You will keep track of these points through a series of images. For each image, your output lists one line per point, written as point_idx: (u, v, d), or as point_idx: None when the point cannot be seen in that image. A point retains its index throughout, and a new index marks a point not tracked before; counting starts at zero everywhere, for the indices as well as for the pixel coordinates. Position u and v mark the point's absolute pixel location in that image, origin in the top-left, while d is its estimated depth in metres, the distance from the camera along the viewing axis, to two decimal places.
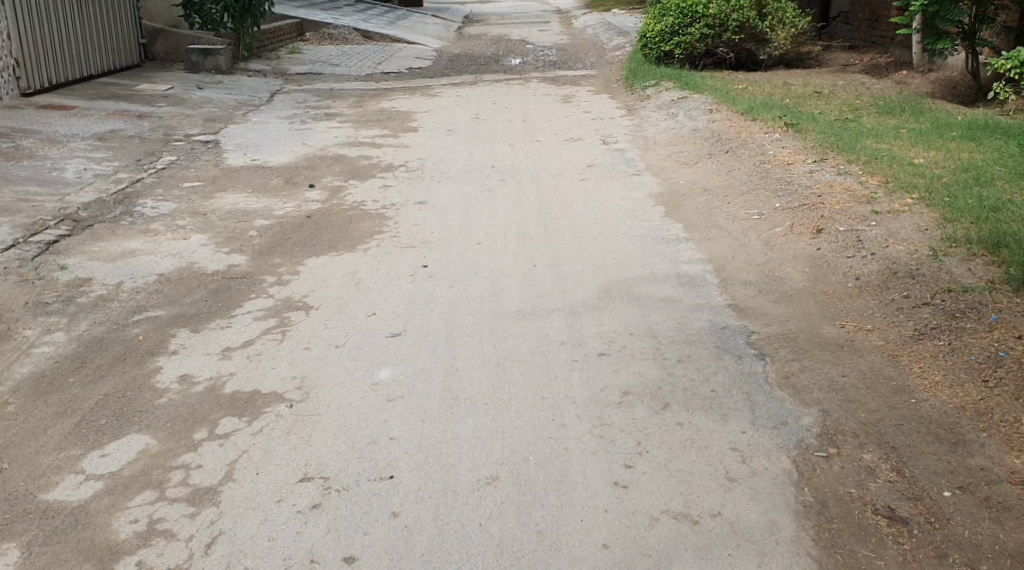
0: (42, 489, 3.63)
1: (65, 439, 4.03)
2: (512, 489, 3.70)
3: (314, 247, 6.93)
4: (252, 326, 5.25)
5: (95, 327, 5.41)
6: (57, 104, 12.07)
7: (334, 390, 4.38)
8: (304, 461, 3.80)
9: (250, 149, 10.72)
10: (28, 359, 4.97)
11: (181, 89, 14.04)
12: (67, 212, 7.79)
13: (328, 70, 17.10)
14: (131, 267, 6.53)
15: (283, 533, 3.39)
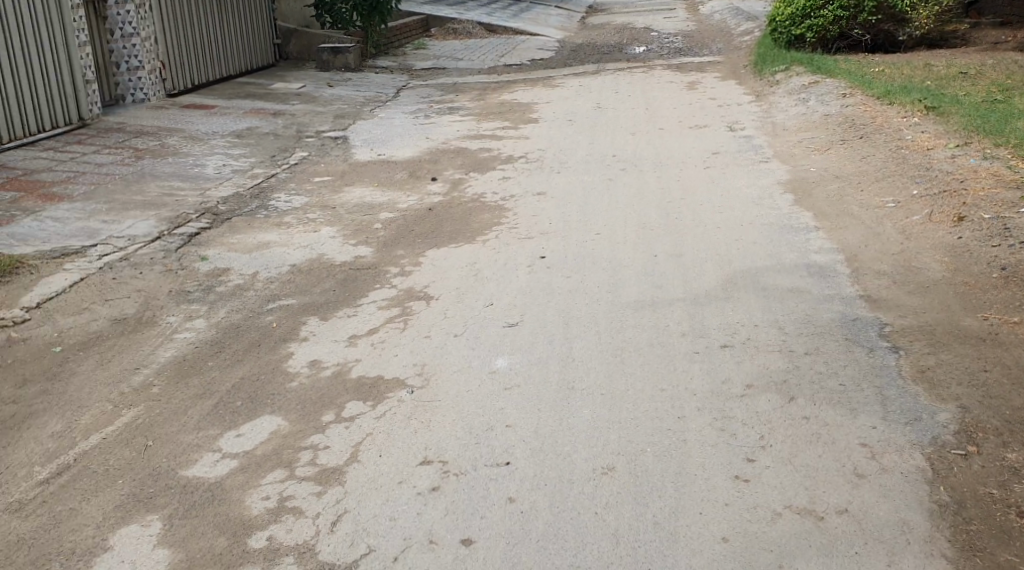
0: (183, 465, 3.87)
1: (204, 420, 4.29)
2: (629, 479, 3.69)
3: (436, 239, 7.10)
4: (376, 315, 5.44)
5: (232, 314, 5.72)
6: (198, 103, 12.73)
7: (454, 377, 4.49)
8: (425, 445, 3.90)
9: (377, 144, 11.03)
10: (172, 344, 5.30)
11: (313, 87, 14.57)
12: (208, 206, 8.23)
13: (453, 64, 17.39)
14: (266, 258, 6.86)
15: (404, 514, 3.48)
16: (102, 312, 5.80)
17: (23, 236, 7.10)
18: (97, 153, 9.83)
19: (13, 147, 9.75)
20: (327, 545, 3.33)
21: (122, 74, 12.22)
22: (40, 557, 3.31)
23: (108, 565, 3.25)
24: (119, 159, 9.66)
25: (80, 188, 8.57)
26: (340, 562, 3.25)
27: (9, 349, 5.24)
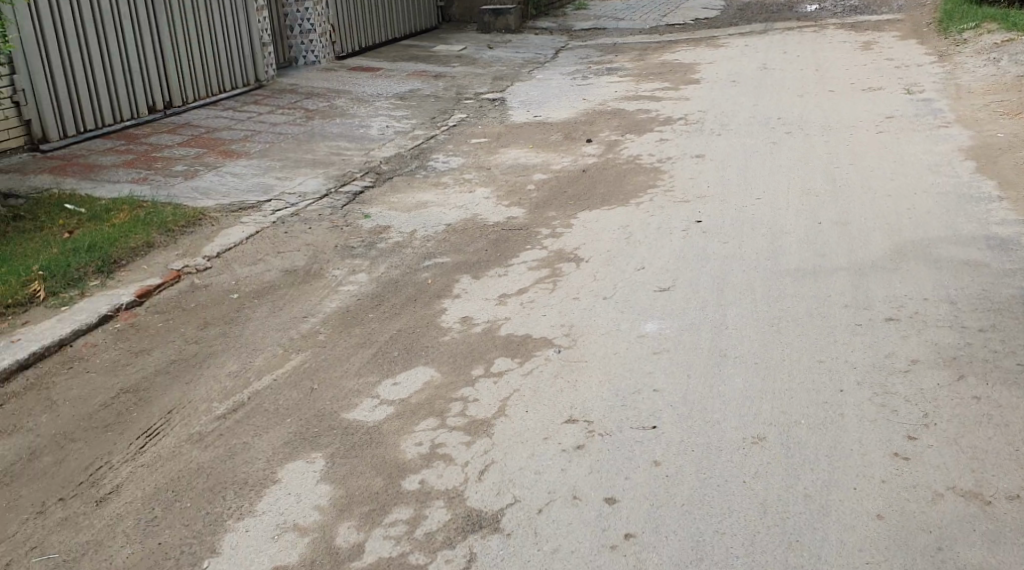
0: (345, 409, 4.11)
1: (364, 368, 4.55)
2: (780, 450, 3.59)
3: (590, 200, 7.15)
4: (526, 275, 5.56)
5: (392, 270, 5.97)
6: (365, 65, 13.17)
7: (603, 339, 4.54)
8: (572, 404, 3.96)
9: (534, 105, 11.13)
10: (337, 296, 5.59)
11: (474, 49, 14.81)
12: (372, 165, 8.57)
13: (614, 25, 17.24)
14: (424, 217, 7.10)
15: (549, 469, 3.55)
16: (274, 263, 6.18)
17: (204, 191, 7.62)
18: (272, 113, 10.37)
19: (197, 106, 10.39)
20: (475, 493, 3.43)
21: (295, 38, 12.77)
22: (216, 484, 3.58)
23: (276, 495, 3.49)
24: (290, 119, 10.15)
25: (256, 146, 9.08)
26: (488, 509, 3.34)
27: (193, 293, 5.67)
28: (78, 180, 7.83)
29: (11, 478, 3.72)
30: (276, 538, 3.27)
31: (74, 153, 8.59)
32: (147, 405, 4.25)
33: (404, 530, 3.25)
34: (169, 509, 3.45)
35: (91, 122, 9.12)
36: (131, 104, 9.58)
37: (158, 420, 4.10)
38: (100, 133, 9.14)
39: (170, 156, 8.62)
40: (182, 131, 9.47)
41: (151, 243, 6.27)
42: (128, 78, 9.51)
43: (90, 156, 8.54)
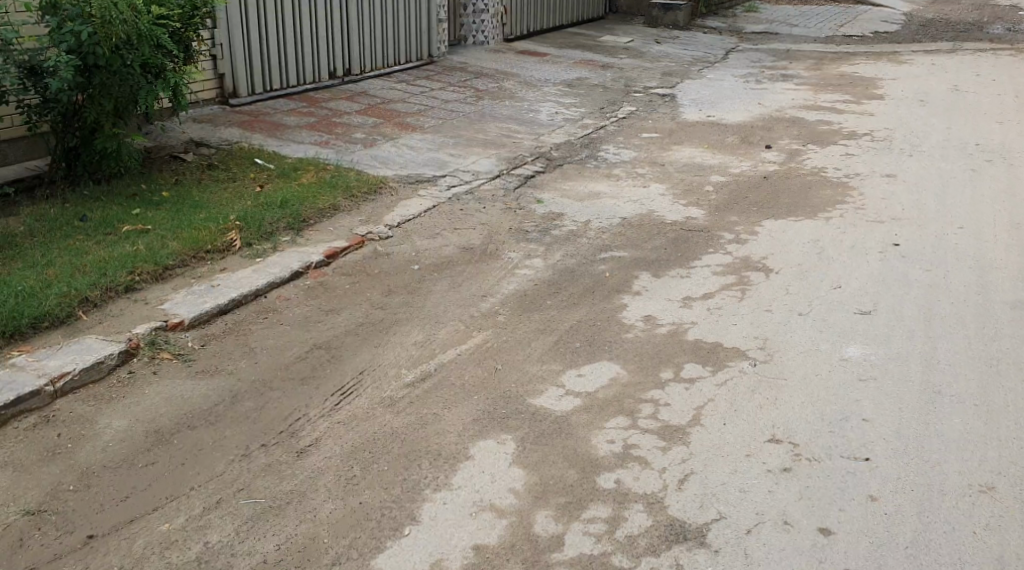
0: (532, 394, 4.19)
1: (547, 354, 4.56)
2: (1013, 504, 3.36)
3: (773, 209, 6.91)
4: (711, 280, 5.41)
5: (567, 258, 5.92)
6: (534, 50, 13.16)
7: (801, 357, 4.37)
8: (773, 423, 3.85)
9: (708, 105, 10.88)
10: (514, 278, 5.60)
11: (643, 42, 14.60)
12: (543, 150, 8.54)
13: (789, 29, 16.73)
14: (598, 208, 7.02)
15: (755, 488, 3.47)
16: (450, 239, 6.22)
17: (382, 159, 7.74)
18: (444, 89, 10.47)
19: (373, 75, 10.60)
20: (676, 502, 3.43)
21: (468, 16, 12.90)
22: (410, 452, 3.82)
23: (469, 471, 3.68)
24: (463, 97, 10.24)
25: (431, 120, 9.18)
26: (691, 521, 3.33)
27: (375, 260, 5.77)
28: (265, 136, 8.00)
29: (215, 418, 4.06)
30: (474, 515, 3.44)
31: (261, 110, 8.84)
32: (339, 364, 4.49)
33: (604, 529, 3.31)
34: (368, 469, 3.72)
35: (277, 82, 9.41)
36: (315, 69, 9.85)
37: (350, 379, 4.37)
38: (284, 94, 9.39)
39: (350, 123, 8.77)
40: (360, 99, 9.66)
41: (335, 205, 6.41)
42: (315, 42, 9.79)
43: (275, 115, 8.77)
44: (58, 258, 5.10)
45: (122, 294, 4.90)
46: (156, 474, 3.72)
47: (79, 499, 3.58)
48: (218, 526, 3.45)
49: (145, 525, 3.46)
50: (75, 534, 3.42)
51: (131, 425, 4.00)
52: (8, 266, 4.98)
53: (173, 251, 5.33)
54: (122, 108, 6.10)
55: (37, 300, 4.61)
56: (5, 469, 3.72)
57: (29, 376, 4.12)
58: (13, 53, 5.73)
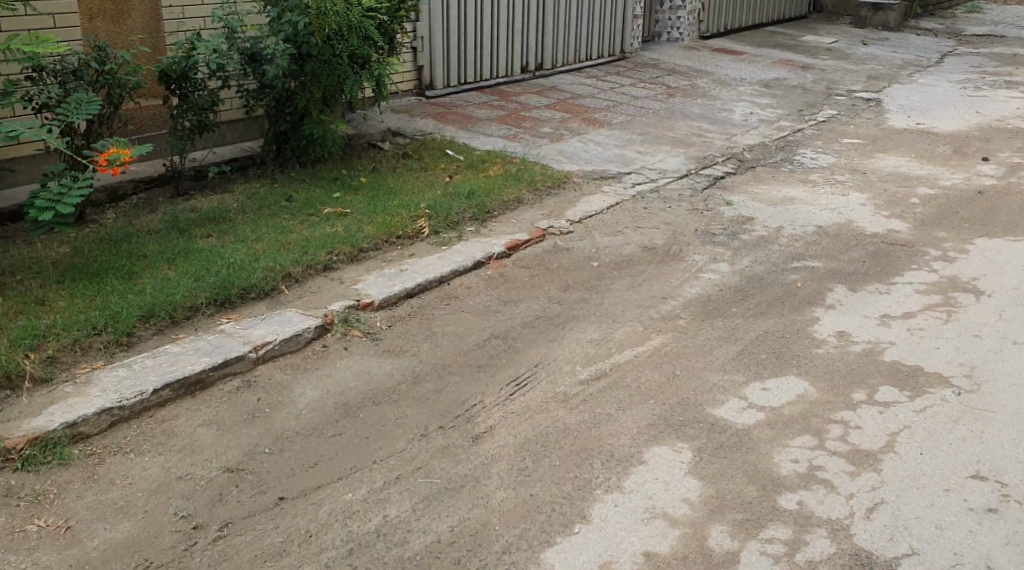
0: (712, 404, 4.13)
1: (729, 363, 4.47)
2: None
3: (986, 227, 6.43)
4: (912, 299, 5.09)
5: (756, 265, 5.72)
6: (730, 48, 12.82)
7: (1012, 391, 4.12)
8: (977, 458, 3.67)
9: (918, 111, 10.25)
10: (697, 282, 5.47)
11: (848, 43, 13.94)
12: (736, 151, 8.29)
13: (1014, 33, 15.53)
14: (791, 214, 6.74)
15: (952, 527, 3.31)
16: (633, 238, 6.15)
17: (570, 154, 7.72)
18: (636, 86, 10.36)
19: (565, 71, 10.64)
20: (863, 531, 3.30)
21: (664, 13, 12.74)
22: (582, 450, 3.86)
23: (642, 476, 3.68)
24: (655, 93, 10.10)
25: (621, 117, 9.11)
26: (878, 553, 3.20)
27: (557, 255, 5.79)
28: (457, 128, 8.16)
29: (397, 396, 4.24)
30: (646, 521, 3.42)
31: (456, 102, 9.03)
32: (516, 354, 4.61)
33: (782, 551, 3.23)
34: (540, 462, 3.80)
35: (471, 75, 9.61)
36: (509, 63, 9.99)
37: (526, 371, 4.47)
38: (477, 87, 9.57)
39: (540, 117, 8.81)
40: (551, 93, 9.71)
41: (520, 198, 6.47)
42: (511, 37, 9.92)
43: (468, 107, 8.94)
44: (265, 235, 5.40)
45: (321, 272, 5.13)
46: (343, 446, 3.91)
47: (274, 462, 3.79)
48: (397, 501, 3.60)
49: (330, 493, 3.64)
50: (268, 494, 3.62)
51: (322, 396, 4.21)
52: (220, 240, 5.32)
53: (367, 234, 5.53)
54: (329, 95, 6.38)
55: (246, 273, 4.89)
56: (209, 427, 3.97)
57: (235, 343, 4.39)
58: (238, 40, 6.13)
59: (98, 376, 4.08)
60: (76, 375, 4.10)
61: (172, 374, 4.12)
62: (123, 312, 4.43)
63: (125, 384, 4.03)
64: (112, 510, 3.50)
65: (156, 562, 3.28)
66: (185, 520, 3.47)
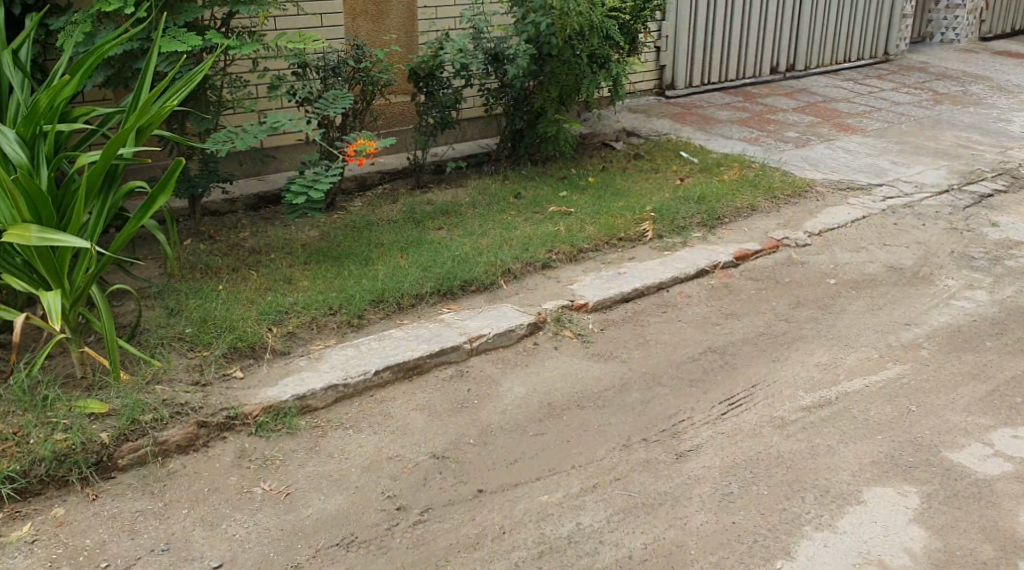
0: (949, 447, 3.76)
1: (975, 404, 4.05)
2: None
3: None
4: None
5: (1019, 296, 5.11)
6: (1014, 51, 11.60)
7: None
8: None
9: None
10: (947, 309, 4.96)
11: None
12: (1008, 166, 7.46)
13: None
14: None
15: None
16: (877, 256, 5.68)
17: (815, 161, 7.26)
18: (898, 90, 9.61)
19: (819, 73, 10.04)
20: None
21: (938, 11, 11.73)
22: (794, 481, 3.61)
23: (859, 517, 3.39)
24: (920, 99, 9.32)
25: (877, 123, 8.47)
26: None
27: (789, 268, 5.45)
28: (695, 129, 7.90)
29: (603, 402, 4.17)
30: (858, 566, 3.16)
31: (697, 102, 8.75)
32: (732, 372, 4.40)
33: None
34: (745, 489, 3.58)
35: (716, 76, 9.29)
36: (758, 63, 9.57)
37: (741, 391, 4.25)
38: (722, 88, 9.24)
39: (786, 121, 8.36)
40: (800, 96, 9.20)
41: (754, 205, 6.15)
42: (762, 37, 9.50)
43: (709, 108, 8.63)
44: (491, 230, 5.47)
45: (540, 270, 5.13)
46: (544, 446, 3.88)
47: (477, 453, 3.81)
48: (591, 510, 3.51)
49: (526, 493, 3.61)
50: (468, 485, 3.64)
51: (529, 393, 4.20)
52: (449, 233, 5.44)
53: (590, 234, 5.46)
54: (566, 94, 6.33)
55: (467, 266, 4.96)
56: (422, 411, 4.03)
57: (452, 332, 4.45)
58: (483, 40, 6.21)
59: (330, 353, 4.22)
60: (311, 350, 4.24)
61: (392, 357, 4.20)
62: (356, 295, 4.58)
63: (351, 363, 4.14)
64: (327, 482, 3.59)
65: (360, 537, 3.35)
66: (389, 500, 3.53)
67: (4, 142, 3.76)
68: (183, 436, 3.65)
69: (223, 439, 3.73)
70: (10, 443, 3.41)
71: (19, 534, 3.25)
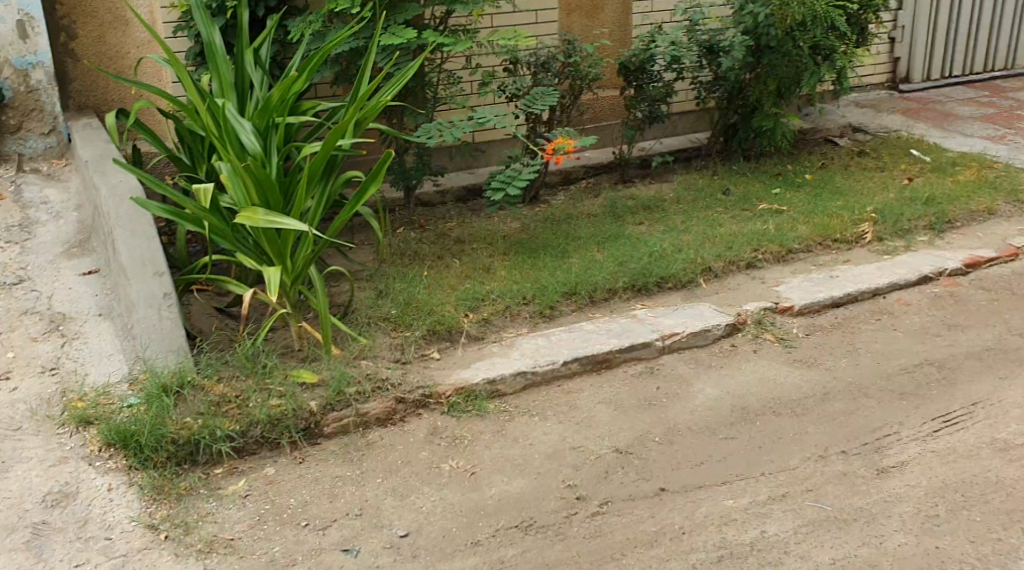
0: None
1: None
2: None
3: None
4: None
5: None
6: None
7: None
8: None
9: None
10: None
11: None
12: None
13: None
14: None
15: None
16: None
17: None
18: None
19: None
20: None
21: None
22: (1013, 511, 3.34)
23: None
24: None
25: None
26: None
27: None
28: (930, 126, 7.36)
29: (802, 410, 4.00)
30: None
31: (934, 97, 8.12)
32: (950, 388, 4.09)
33: None
34: (954, 514, 3.35)
35: (959, 69, 8.59)
36: (1009, 54, 8.75)
37: (958, 409, 3.95)
38: (965, 81, 8.53)
39: None
40: None
41: (993, 208, 5.65)
42: (1016, 25, 8.67)
43: (948, 103, 8.00)
44: (694, 227, 5.38)
45: (743, 270, 5.00)
46: (732, 450, 3.78)
47: (661, 451, 3.77)
48: (778, 519, 3.38)
49: (710, 496, 3.53)
50: (650, 482, 3.60)
51: (721, 396, 4.11)
52: (650, 228, 5.41)
53: (802, 234, 5.24)
54: (783, 88, 6.09)
55: (666, 262, 4.90)
56: (609, 406, 4.04)
57: (645, 328, 4.42)
58: (698, 33, 6.10)
59: (521, 342, 4.32)
60: (504, 338, 4.37)
61: (582, 350, 4.23)
62: (549, 287, 4.65)
63: (541, 353, 4.22)
64: (510, 466, 3.68)
65: (539, 522, 3.39)
66: (570, 489, 3.56)
67: (241, 133, 4.11)
68: (382, 410, 3.85)
69: (417, 415, 3.92)
70: (232, 405, 3.63)
71: (235, 488, 3.47)
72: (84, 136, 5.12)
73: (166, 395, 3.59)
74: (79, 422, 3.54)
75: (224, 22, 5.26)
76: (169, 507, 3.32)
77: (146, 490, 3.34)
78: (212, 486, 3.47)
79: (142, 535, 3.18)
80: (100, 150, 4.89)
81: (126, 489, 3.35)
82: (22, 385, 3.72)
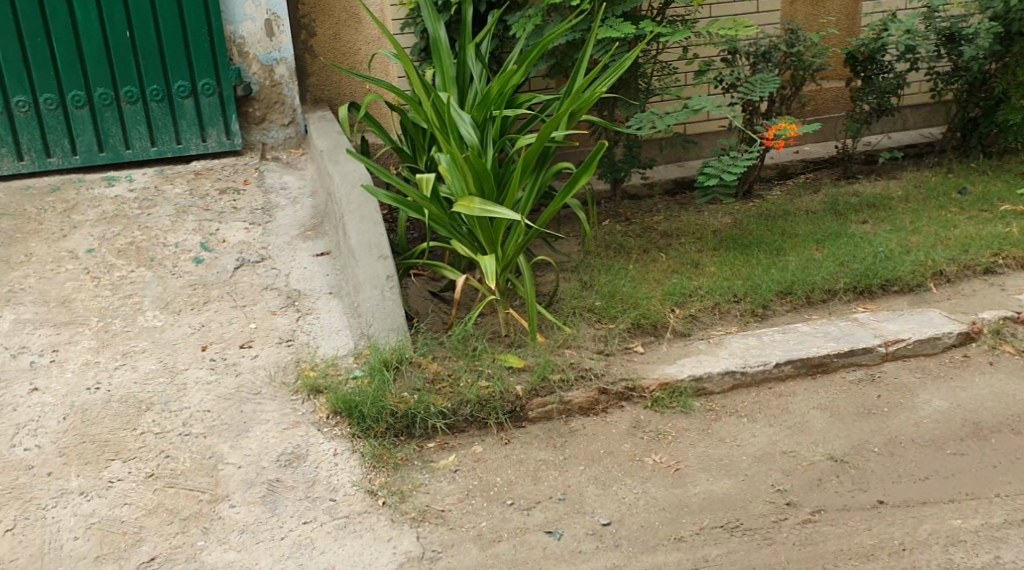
0: None
1: None
2: None
3: None
4: None
5: None
6: None
7: None
8: None
9: None
10: None
11: None
12: None
13: None
14: None
15: None
16: None
17: None
18: None
19: None
20: None
21: None
22: None
23: None
24: None
25: None
26: None
27: None
28: None
29: None
30: None
31: None
32: None
33: None
34: None
35: None
36: None
37: None
38: None
39: None
40: None
41: None
42: None
43: None
44: (925, 227, 5.05)
45: (980, 275, 4.65)
46: (961, 467, 3.53)
47: (881, 463, 3.56)
48: (1015, 545, 3.13)
49: (937, 513, 3.31)
50: (868, 494, 3.42)
51: (951, 408, 3.84)
52: (875, 227, 5.13)
53: None
54: None
55: (893, 263, 4.64)
56: (823, 411, 3.87)
57: (867, 333, 4.19)
58: (937, 20, 5.70)
59: (730, 340, 4.21)
60: (712, 335, 4.28)
61: (796, 352, 4.07)
62: (763, 285, 4.50)
63: (751, 353, 4.08)
64: (716, 465, 3.60)
65: (745, 524, 3.30)
66: (780, 494, 3.43)
67: (461, 125, 4.25)
68: (585, 400, 3.86)
69: (620, 407, 3.91)
70: (444, 384, 3.76)
71: (446, 462, 3.60)
72: (319, 127, 5.47)
73: (387, 369, 3.78)
74: (310, 390, 3.78)
75: (449, 18, 5.47)
76: (387, 475, 3.50)
77: (366, 457, 3.53)
78: (425, 458, 3.62)
79: (362, 499, 3.37)
80: (333, 141, 5.21)
81: (349, 455, 3.55)
82: (263, 352, 4.01)
